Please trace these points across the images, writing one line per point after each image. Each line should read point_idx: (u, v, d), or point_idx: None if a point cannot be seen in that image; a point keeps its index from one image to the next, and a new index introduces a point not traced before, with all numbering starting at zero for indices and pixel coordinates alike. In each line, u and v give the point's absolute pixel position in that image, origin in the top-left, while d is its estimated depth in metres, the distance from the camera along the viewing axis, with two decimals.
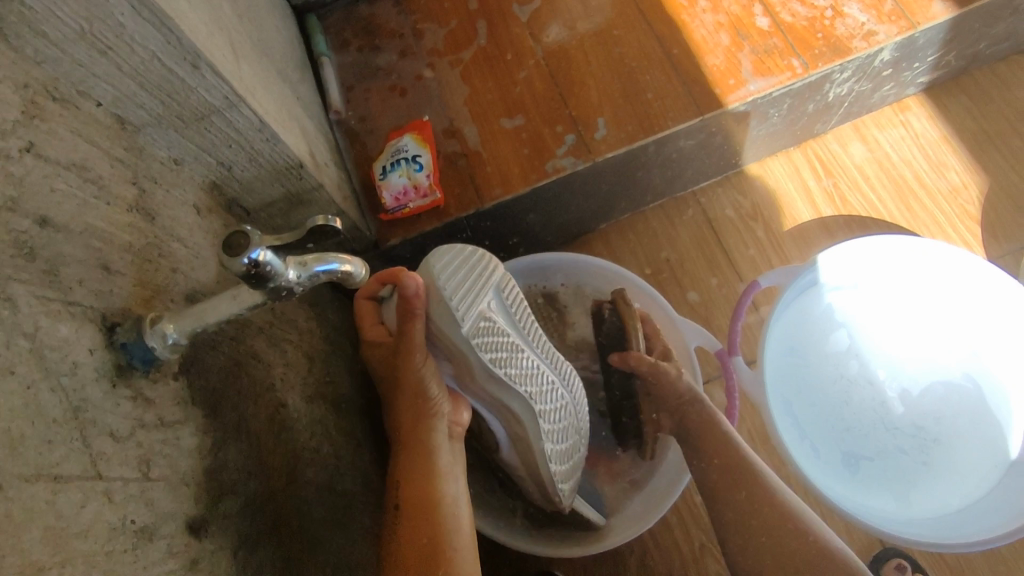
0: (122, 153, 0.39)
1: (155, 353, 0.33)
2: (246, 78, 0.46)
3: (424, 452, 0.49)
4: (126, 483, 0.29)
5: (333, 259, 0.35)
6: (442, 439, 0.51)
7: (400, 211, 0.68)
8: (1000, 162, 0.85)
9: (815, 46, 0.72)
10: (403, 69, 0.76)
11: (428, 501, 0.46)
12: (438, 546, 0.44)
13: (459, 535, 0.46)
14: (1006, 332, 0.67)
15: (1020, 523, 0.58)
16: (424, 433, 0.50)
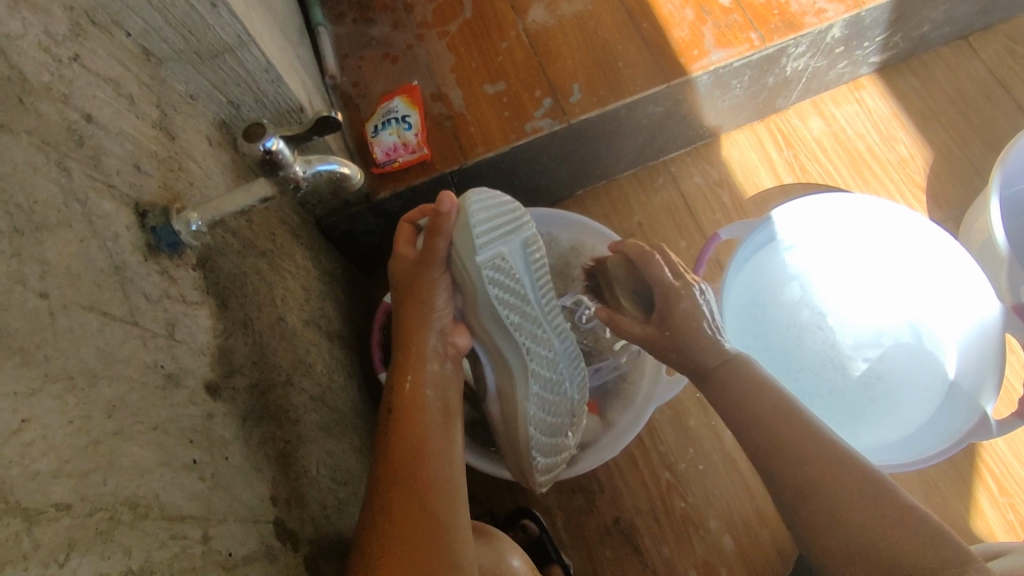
0: (149, 79, 0.44)
1: (179, 237, 0.38)
2: (253, 25, 0.52)
3: (418, 359, 0.53)
4: (156, 335, 0.35)
5: (334, 162, 0.45)
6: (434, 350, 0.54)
7: (390, 165, 0.74)
8: (944, 135, 0.92)
9: (771, 22, 0.79)
10: (394, 39, 0.81)
11: (412, 401, 0.51)
12: (416, 444, 0.49)
13: (436, 436, 0.50)
14: (937, 280, 0.74)
15: (954, 447, 0.65)
16: (418, 341, 0.54)
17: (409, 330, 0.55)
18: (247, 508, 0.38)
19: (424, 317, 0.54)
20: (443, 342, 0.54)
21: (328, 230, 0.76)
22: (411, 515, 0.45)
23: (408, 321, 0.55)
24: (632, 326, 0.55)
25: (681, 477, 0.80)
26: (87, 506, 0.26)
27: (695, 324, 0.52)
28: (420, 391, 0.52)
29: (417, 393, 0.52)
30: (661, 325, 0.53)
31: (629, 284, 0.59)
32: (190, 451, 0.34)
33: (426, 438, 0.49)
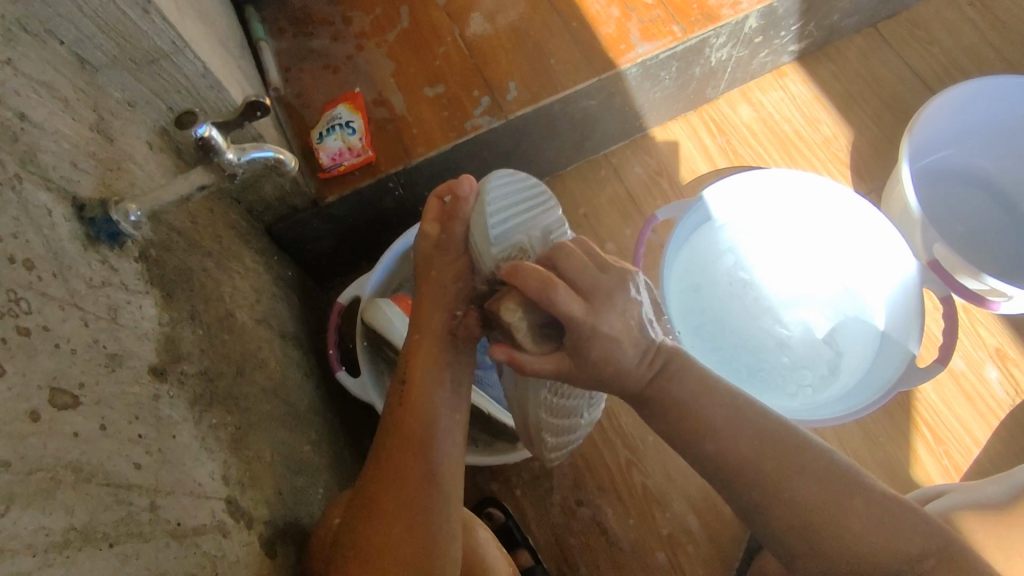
0: (84, 85, 0.45)
1: (118, 227, 0.40)
2: (188, 34, 0.54)
3: (433, 347, 0.54)
4: (99, 318, 0.36)
5: (268, 149, 0.47)
6: (447, 335, 0.54)
7: (336, 169, 0.76)
8: (863, 115, 0.98)
9: (691, 15, 0.84)
10: (335, 50, 0.84)
11: (420, 392, 0.52)
12: (419, 437, 0.51)
13: (441, 425, 0.52)
14: (859, 240, 0.79)
15: (885, 394, 0.70)
16: (432, 321, 0.54)
17: (422, 319, 0.54)
18: (197, 484, 0.39)
19: (446, 303, 0.53)
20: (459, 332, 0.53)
21: (278, 237, 0.77)
22: (412, 514, 0.48)
23: (423, 310, 0.54)
24: (535, 362, 0.45)
25: (640, 453, 0.83)
26: (25, 467, 0.27)
27: (609, 350, 0.45)
28: (430, 380, 0.53)
29: (427, 383, 0.53)
30: (570, 354, 0.45)
31: (533, 318, 0.46)
32: (136, 426, 0.36)
33: (428, 425, 0.51)
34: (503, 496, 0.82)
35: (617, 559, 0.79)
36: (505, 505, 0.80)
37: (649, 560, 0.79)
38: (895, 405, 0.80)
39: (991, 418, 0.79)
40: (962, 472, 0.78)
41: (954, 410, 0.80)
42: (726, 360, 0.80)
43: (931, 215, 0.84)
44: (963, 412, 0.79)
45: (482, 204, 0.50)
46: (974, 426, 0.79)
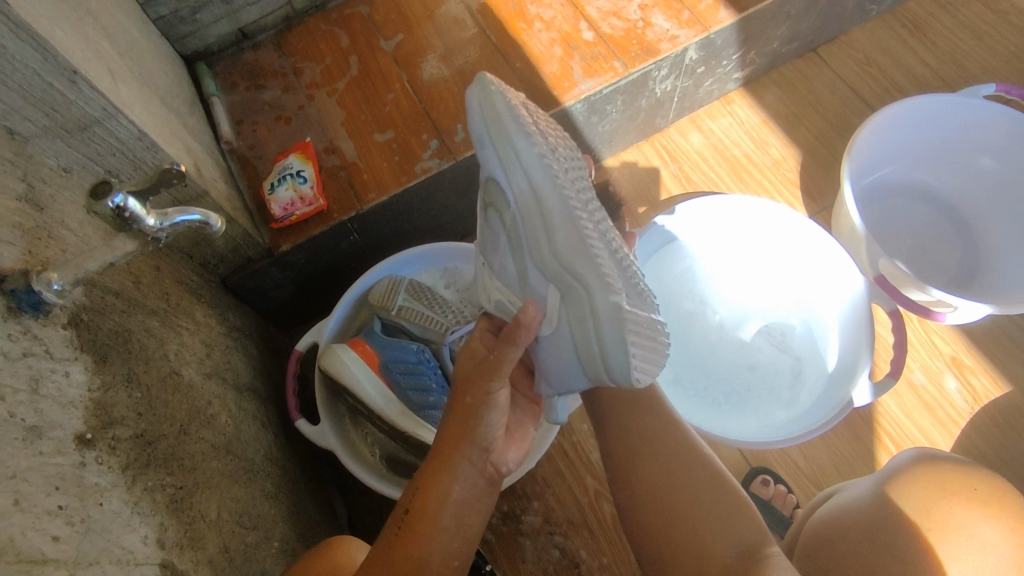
0: (12, 155, 0.46)
1: (41, 297, 0.40)
2: (123, 97, 0.56)
3: (447, 479, 0.51)
4: (16, 390, 0.36)
5: (193, 212, 0.47)
6: (472, 463, 0.52)
7: (289, 219, 0.77)
8: (811, 135, 1.01)
9: (631, 50, 0.87)
10: (286, 101, 0.86)
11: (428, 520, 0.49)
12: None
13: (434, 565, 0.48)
14: (803, 259, 0.81)
15: (839, 411, 0.71)
16: (456, 457, 0.51)
17: (448, 445, 0.52)
18: (126, 552, 0.39)
19: (467, 437, 0.52)
20: (481, 461, 0.52)
21: (234, 287, 0.78)
22: None
23: (449, 433, 0.52)
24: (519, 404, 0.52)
25: (609, 483, 0.82)
26: None
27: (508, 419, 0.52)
28: (439, 509, 0.50)
29: (436, 515, 0.50)
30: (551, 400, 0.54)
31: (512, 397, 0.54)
32: (56, 498, 0.35)
33: (416, 560, 0.48)
34: None
35: None
36: (475, 545, 0.78)
37: None
38: (858, 420, 0.81)
39: (953, 427, 0.80)
40: None
41: (915, 421, 0.80)
42: (685, 385, 0.82)
43: (881, 232, 0.86)
44: (925, 423, 0.80)
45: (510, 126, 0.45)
46: (937, 436, 0.79)
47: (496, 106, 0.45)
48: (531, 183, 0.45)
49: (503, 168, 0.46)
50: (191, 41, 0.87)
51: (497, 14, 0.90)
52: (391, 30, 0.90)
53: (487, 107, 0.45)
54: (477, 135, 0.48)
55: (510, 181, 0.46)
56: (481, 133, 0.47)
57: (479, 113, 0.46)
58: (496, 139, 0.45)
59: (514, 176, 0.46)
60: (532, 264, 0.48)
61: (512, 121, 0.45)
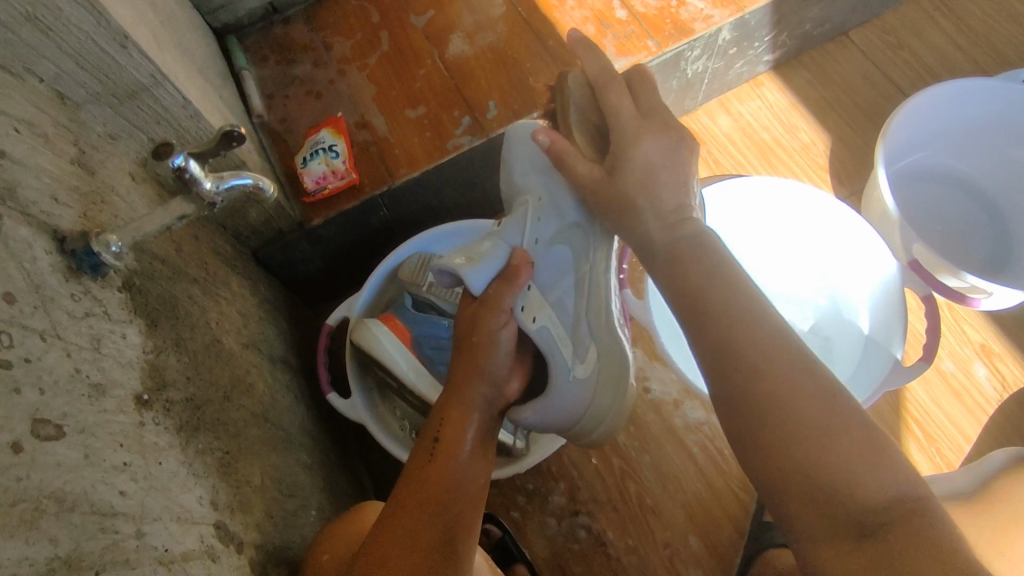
0: (65, 120, 0.46)
1: (99, 258, 0.41)
2: (168, 64, 0.56)
3: (465, 409, 0.58)
4: (81, 348, 0.37)
5: (247, 176, 0.48)
6: (483, 397, 0.60)
7: (321, 193, 0.77)
8: (840, 120, 1.00)
9: (664, 29, 0.86)
10: (317, 76, 0.85)
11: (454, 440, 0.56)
12: (448, 483, 0.53)
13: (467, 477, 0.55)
14: (833, 243, 0.80)
15: (869, 395, 0.71)
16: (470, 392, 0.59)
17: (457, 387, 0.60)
18: (184, 510, 0.39)
19: (478, 372, 0.60)
20: (489, 392, 0.60)
21: (265, 261, 0.78)
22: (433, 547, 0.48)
23: (461, 375, 0.60)
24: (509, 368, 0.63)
25: (635, 463, 0.82)
26: (9, 497, 0.27)
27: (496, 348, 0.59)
28: (465, 429, 0.57)
29: (459, 438, 0.57)
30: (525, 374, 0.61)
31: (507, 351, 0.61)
32: (121, 454, 0.36)
33: (467, 469, 0.55)
34: (500, 513, 0.81)
35: (616, 571, 0.79)
36: (501, 521, 0.79)
37: (648, 570, 0.78)
38: (884, 405, 0.81)
39: (980, 414, 0.80)
40: (955, 468, 0.78)
41: (942, 407, 0.80)
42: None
43: (912, 216, 0.86)
44: (953, 410, 0.80)
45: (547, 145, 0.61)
46: (964, 422, 0.80)
47: (607, 159, 0.61)
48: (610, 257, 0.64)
49: (598, 234, 0.62)
50: (222, 14, 0.86)
51: None
52: (422, 5, 0.89)
53: (586, 131, 0.60)
54: (579, 179, 0.61)
55: (598, 241, 0.62)
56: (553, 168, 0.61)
57: (600, 164, 0.61)
58: (608, 215, 0.62)
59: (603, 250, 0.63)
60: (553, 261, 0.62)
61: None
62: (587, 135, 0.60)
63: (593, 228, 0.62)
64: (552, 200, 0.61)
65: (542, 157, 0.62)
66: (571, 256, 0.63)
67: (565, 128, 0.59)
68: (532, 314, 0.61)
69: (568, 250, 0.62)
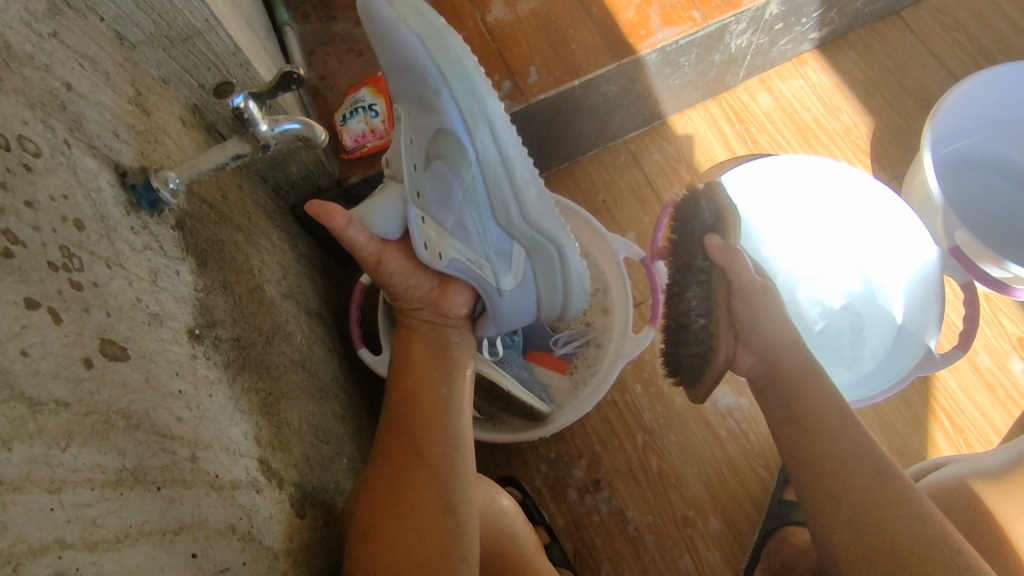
0: (122, 60, 0.46)
1: (157, 194, 0.42)
2: (220, 11, 0.56)
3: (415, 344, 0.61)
4: (141, 279, 0.38)
5: (298, 121, 0.48)
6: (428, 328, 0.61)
7: (359, 151, 0.78)
8: (884, 102, 0.98)
9: (712, 1, 0.84)
10: (358, 35, 0.85)
11: (410, 375, 0.58)
12: (414, 411, 0.55)
13: (437, 399, 0.56)
14: (869, 225, 0.79)
15: (902, 379, 0.71)
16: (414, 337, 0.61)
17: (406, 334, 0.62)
18: (232, 441, 0.41)
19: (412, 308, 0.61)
20: (428, 314, 0.62)
21: (302, 217, 0.79)
22: (411, 475, 0.51)
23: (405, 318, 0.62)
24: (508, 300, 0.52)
25: (656, 436, 0.83)
26: (82, 408, 0.29)
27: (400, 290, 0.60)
28: (418, 363, 0.59)
29: (419, 374, 0.58)
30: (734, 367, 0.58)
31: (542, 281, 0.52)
32: (176, 382, 0.37)
33: (424, 390, 0.57)
34: (520, 477, 0.83)
35: (632, 540, 0.80)
36: (521, 484, 0.81)
37: (666, 544, 0.79)
38: (913, 392, 0.80)
39: (1011, 408, 0.79)
40: None
41: (973, 399, 0.80)
42: None
43: (956, 204, 0.84)
44: (984, 402, 0.80)
45: (392, 27, 0.47)
46: (995, 415, 0.79)
47: (433, 21, 0.48)
48: (498, 143, 0.50)
49: (465, 117, 0.49)
50: None
51: None
52: None
53: (404, 7, 0.47)
54: (416, 64, 0.48)
55: (472, 129, 0.49)
56: (400, 65, 0.49)
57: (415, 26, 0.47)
58: (468, 96, 0.48)
59: (480, 131, 0.49)
60: (451, 185, 0.52)
61: (476, 77, 0.49)
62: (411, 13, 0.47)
63: (454, 118, 0.49)
64: (415, 106, 0.51)
65: (387, 50, 0.49)
66: (453, 166, 0.51)
67: (377, 23, 0.48)
68: (436, 251, 0.55)
69: (446, 161, 0.51)
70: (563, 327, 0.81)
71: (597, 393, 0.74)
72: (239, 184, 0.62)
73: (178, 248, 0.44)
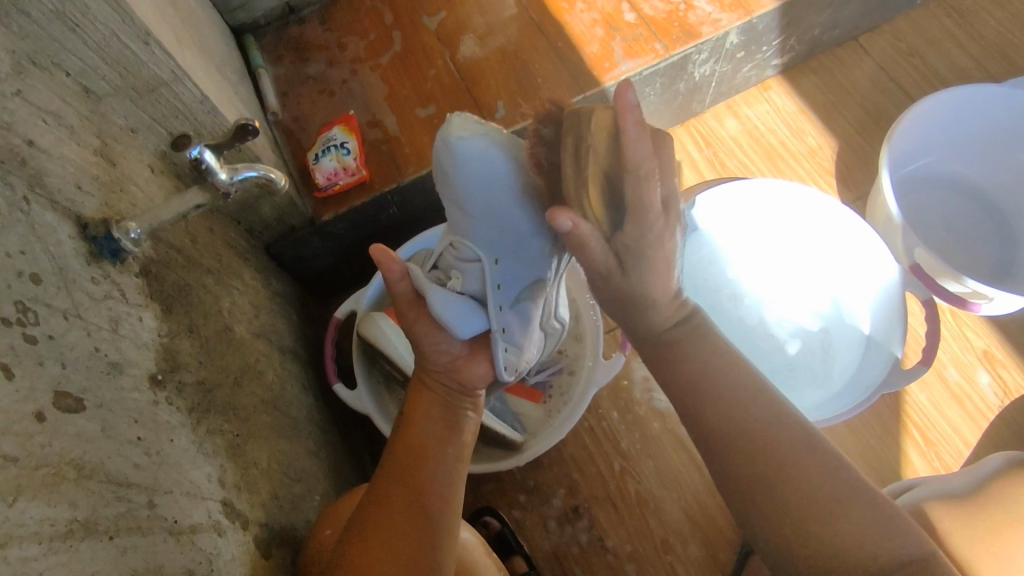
0: (88, 112, 0.48)
1: (118, 244, 0.43)
2: (187, 62, 0.58)
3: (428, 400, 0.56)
4: (101, 328, 0.39)
5: (256, 169, 0.49)
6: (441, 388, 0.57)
7: (332, 189, 0.79)
8: (847, 125, 1.01)
9: (672, 32, 0.87)
10: (330, 75, 0.87)
11: (415, 424, 0.55)
12: (413, 454, 0.52)
13: (435, 444, 0.54)
14: (833, 246, 0.81)
15: (870, 394, 0.72)
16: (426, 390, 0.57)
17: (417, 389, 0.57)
18: (194, 485, 0.41)
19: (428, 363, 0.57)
20: (449, 382, 0.57)
21: (276, 255, 0.80)
22: (398, 515, 0.48)
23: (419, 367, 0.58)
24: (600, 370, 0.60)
25: (634, 461, 0.83)
26: (32, 461, 0.29)
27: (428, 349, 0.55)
28: (431, 427, 0.55)
29: (426, 423, 0.55)
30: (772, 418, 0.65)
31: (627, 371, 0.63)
32: (135, 429, 0.38)
33: (433, 452, 0.53)
34: (500, 507, 0.83)
35: (613, 566, 0.80)
36: (500, 514, 0.80)
37: (646, 571, 0.79)
38: (885, 408, 0.81)
39: (981, 420, 0.80)
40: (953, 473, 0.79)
41: (943, 412, 0.81)
42: None
43: (917, 223, 0.86)
44: (954, 415, 0.81)
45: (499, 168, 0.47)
46: (965, 427, 0.80)
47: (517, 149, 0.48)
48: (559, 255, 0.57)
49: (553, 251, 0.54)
50: (239, 13, 0.89)
51: None
52: (434, 6, 0.91)
53: (508, 148, 0.47)
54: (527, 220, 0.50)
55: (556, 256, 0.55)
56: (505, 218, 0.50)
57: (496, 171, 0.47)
58: (557, 238, 0.53)
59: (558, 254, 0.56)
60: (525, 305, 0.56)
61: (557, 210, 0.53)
62: (514, 165, 0.48)
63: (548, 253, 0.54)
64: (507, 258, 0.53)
65: (493, 200, 0.49)
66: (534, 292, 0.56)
67: (485, 179, 0.47)
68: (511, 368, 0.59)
69: (530, 294, 0.55)
70: None
71: (568, 420, 0.74)
72: (211, 227, 0.64)
73: (141, 295, 0.45)
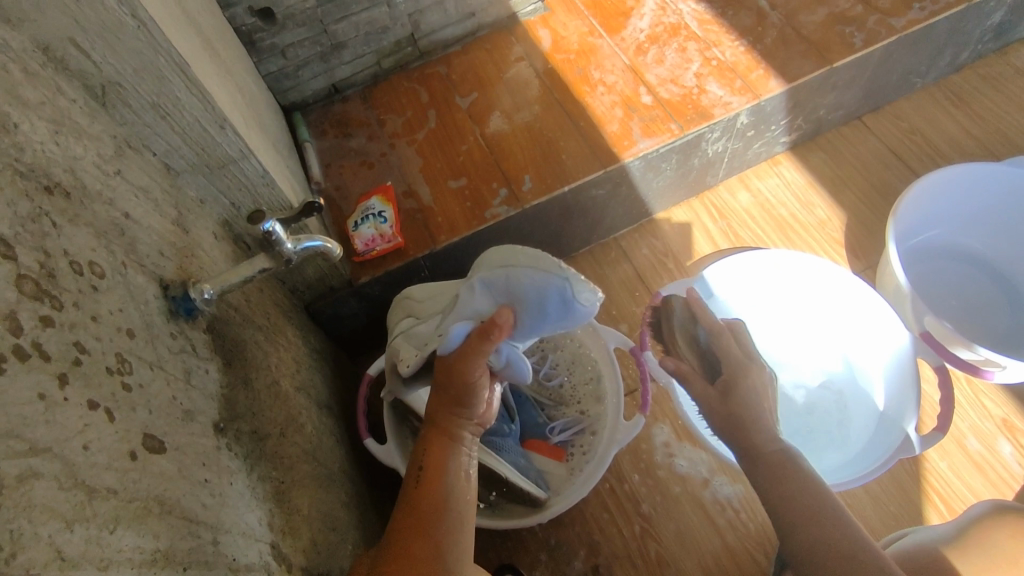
0: (168, 186, 0.54)
1: (193, 303, 0.48)
2: (252, 141, 0.65)
3: (453, 450, 0.55)
4: (177, 379, 0.43)
5: (318, 239, 0.55)
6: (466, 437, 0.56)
7: (370, 254, 0.85)
8: (854, 198, 1.06)
9: (686, 114, 0.94)
10: (371, 149, 0.95)
11: (438, 471, 0.54)
12: (433, 513, 0.51)
13: (456, 499, 0.53)
14: (844, 313, 0.85)
15: (888, 457, 0.73)
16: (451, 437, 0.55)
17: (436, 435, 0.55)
18: (248, 526, 0.45)
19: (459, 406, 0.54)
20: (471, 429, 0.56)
21: (314, 314, 0.86)
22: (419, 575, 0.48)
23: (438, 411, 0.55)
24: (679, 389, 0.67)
25: (654, 522, 0.84)
26: (126, 496, 0.33)
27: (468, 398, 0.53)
28: (446, 473, 0.54)
29: (447, 476, 0.54)
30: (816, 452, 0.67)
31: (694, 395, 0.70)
32: (203, 472, 0.42)
33: (452, 507, 0.53)
34: (521, 565, 0.83)
35: None
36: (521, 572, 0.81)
37: None
38: (903, 474, 0.82)
39: (1003, 488, 0.81)
40: None
41: (964, 480, 0.82)
42: None
43: (928, 293, 0.89)
44: (975, 483, 0.81)
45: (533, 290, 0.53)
46: (987, 495, 0.81)
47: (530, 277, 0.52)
48: None
49: None
50: (291, 93, 0.98)
51: (563, 78, 0.99)
52: (467, 88, 1.00)
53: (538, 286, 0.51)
54: None
55: None
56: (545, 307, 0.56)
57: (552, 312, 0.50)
58: None
59: None
60: None
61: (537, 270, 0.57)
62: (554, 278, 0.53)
63: None
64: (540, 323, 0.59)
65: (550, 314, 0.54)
66: None
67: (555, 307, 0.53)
68: None
69: None
70: (559, 416, 0.85)
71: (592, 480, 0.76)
72: (260, 287, 0.69)
73: (208, 348, 0.50)
